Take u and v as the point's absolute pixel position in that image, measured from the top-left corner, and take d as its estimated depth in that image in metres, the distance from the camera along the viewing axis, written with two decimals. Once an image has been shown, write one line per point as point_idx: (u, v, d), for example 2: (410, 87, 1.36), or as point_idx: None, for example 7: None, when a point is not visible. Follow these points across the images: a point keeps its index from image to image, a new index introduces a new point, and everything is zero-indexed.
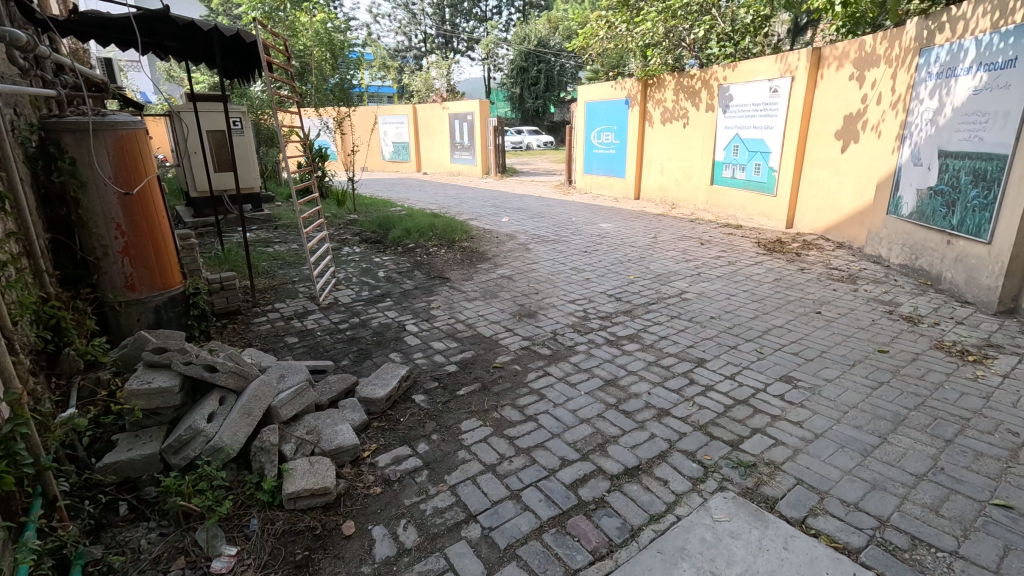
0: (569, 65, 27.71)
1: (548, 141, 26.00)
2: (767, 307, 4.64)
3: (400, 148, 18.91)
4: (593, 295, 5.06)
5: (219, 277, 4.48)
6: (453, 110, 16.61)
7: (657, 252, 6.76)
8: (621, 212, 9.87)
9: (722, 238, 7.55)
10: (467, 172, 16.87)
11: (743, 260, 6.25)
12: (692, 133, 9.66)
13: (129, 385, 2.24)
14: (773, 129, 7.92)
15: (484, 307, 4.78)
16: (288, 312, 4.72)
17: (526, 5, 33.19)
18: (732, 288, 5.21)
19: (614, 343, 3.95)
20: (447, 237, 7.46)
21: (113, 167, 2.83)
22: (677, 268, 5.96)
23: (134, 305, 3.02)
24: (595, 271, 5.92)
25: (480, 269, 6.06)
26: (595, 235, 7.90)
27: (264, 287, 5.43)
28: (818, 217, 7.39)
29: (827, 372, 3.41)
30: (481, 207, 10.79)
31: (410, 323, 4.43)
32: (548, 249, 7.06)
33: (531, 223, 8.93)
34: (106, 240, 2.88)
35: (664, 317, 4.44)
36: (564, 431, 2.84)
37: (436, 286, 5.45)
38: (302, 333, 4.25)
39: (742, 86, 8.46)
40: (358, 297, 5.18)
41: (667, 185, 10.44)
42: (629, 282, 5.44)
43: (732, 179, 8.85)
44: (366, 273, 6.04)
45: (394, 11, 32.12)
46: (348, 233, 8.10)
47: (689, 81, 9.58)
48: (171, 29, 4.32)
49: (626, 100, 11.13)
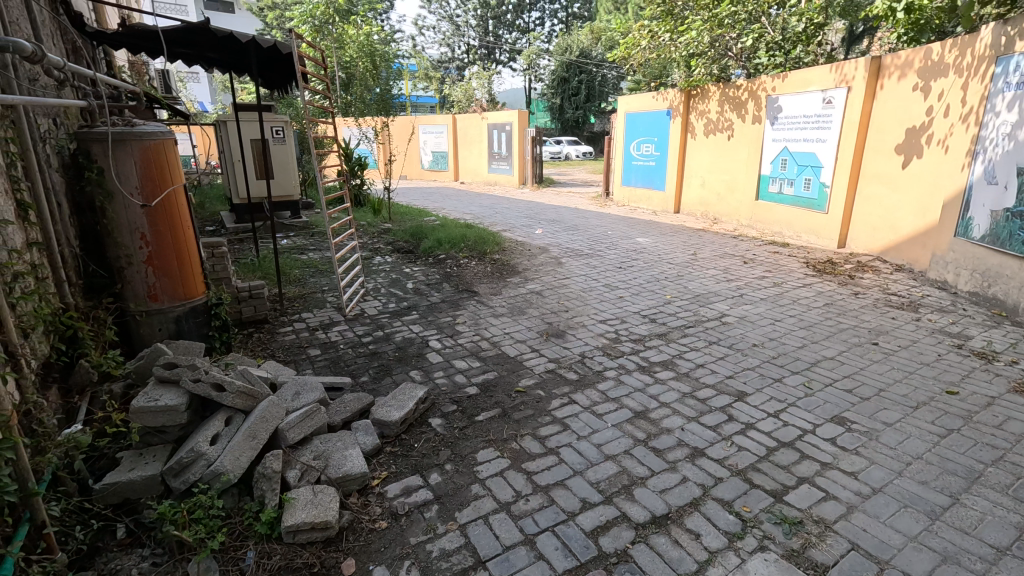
0: (610, 76, 27.46)
1: (587, 152, 25.77)
2: (816, 335, 4.28)
3: (439, 157, 19.09)
4: (625, 316, 4.81)
5: (248, 286, 4.50)
6: (492, 120, 16.64)
7: (697, 270, 6.44)
8: (660, 226, 9.54)
9: (767, 257, 7.14)
10: (503, 182, 16.83)
11: (789, 282, 5.86)
12: (737, 146, 9.26)
13: (135, 402, 2.19)
14: (826, 142, 7.46)
15: (510, 324, 4.61)
16: (314, 323, 4.70)
17: (569, 16, 33.18)
18: (778, 312, 4.86)
19: (647, 370, 3.70)
20: (478, 248, 7.36)
21: (139, 177, 2.82)
22: (717, 289, 5.64)
23: (155, 315, 3.01)
24: (629, 289, 5.67)
25: (509, 283, 5.91)
26: (630, 250, 7.63)
27: (294, 295, 5.45)
28: (874, 236, 6.88)
29: (886, 414, 3.06)
30: (515, 218, 10.68)
31: (433, 339, 4.30)
32: (582, 263, 6.85)
33: (565, 235, 8.75)
34: (130, 250, 2.88)
35: (701, 343, 4.15)
36: (587, 468, 2.62)
37: (463, 300, 5.33)
38: (325, 346, 4.19)
39: (793, 97, 8.03)
40: (385, 309, 5.12)
41: (709, 199, 10.05)
42: (664, 302, 5.17)
43: (779, 194, 8.40)
44: (395, 284, 6.00)
45: (439, 23, 32.76)
46: (381, 243, 8.12)
47: (735, 92, 9.19)
48: (211, 42, 4.42)
49: (668, 111, 10.81)
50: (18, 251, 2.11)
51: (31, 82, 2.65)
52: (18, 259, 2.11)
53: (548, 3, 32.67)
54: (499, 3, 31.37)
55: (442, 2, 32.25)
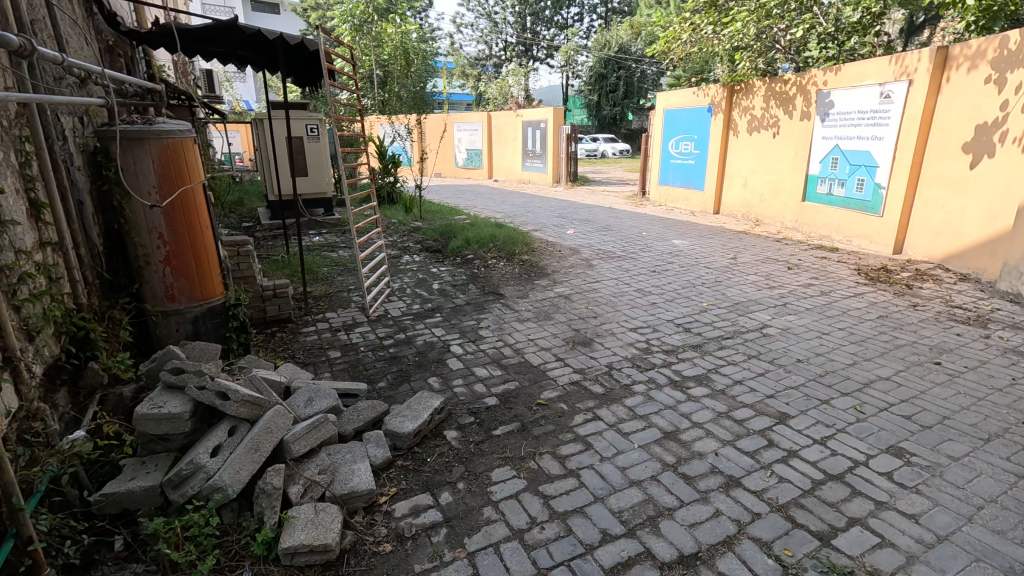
0: (650, 72, 26.80)
1: (624, 149, 25.22)
2: (868, 351, 3.92)
3: (473, 155, 19.03)
4: (658, 324, 4.55)
5: (273, 285, 4.49)
6: (526, 117, 16.45)
7: (736, 275, 6.09)
8: (697, 228, 9.15)
9: (814, 262, 6.69)
10: (537, 180, 16.63)
11: (838, 290, 5.45)
12: (783, 144, 8.77)
13: (139, 409, 2.13)
14: (883, 140, 6.93)
15: (535, 330, 4.43)
16: (337, 323, 4.65)
17: (609, 11, 32.60)
18: (825, 324, 4.50)
19: (678, 385, 3.45)
20: (507, 248, 7.20)
21: (156, 175, 2.79)
22: (758, 297, 5.29)
23: (172, 315, 2.98)
24: (663, 294, 5.39)
25: (537, 286, 5.73)
26: (665, 252, 7.31)
27: (320, 294, 5.43)
28: (936, 242, 6.37)
29: (951, 447, 2.73)
30: (547, 217, 10.47)
31: (455, 344, 4.17)
32: (613, 266, 6.59)
33: (597, 236, 8.49)
34: (148, 249, 2.85)
35: (739, 356, 3.86)
36: (610, 495, 2.42)
37: (488, 303, 5.19)
38: (346, 348, 4.12)
39: (846, 91, 7.51)
40: (409, 310, 5.03)
41: (751, 200, 9.58)
42: (700, 310, 4.87)
43: (828, 196, 7.90)
44: (421, 284, 5.92)
45: (477, 21, 32.76)
46: (411, 241, 8.08)
47: (782, 87, 8.71)
48: (241, 40, 4.41)
49: (709, 108, 10.36)
50: (27, 252, 2.08)
51: (51, 81, 2.62)
52: (25, 259, 2.05)
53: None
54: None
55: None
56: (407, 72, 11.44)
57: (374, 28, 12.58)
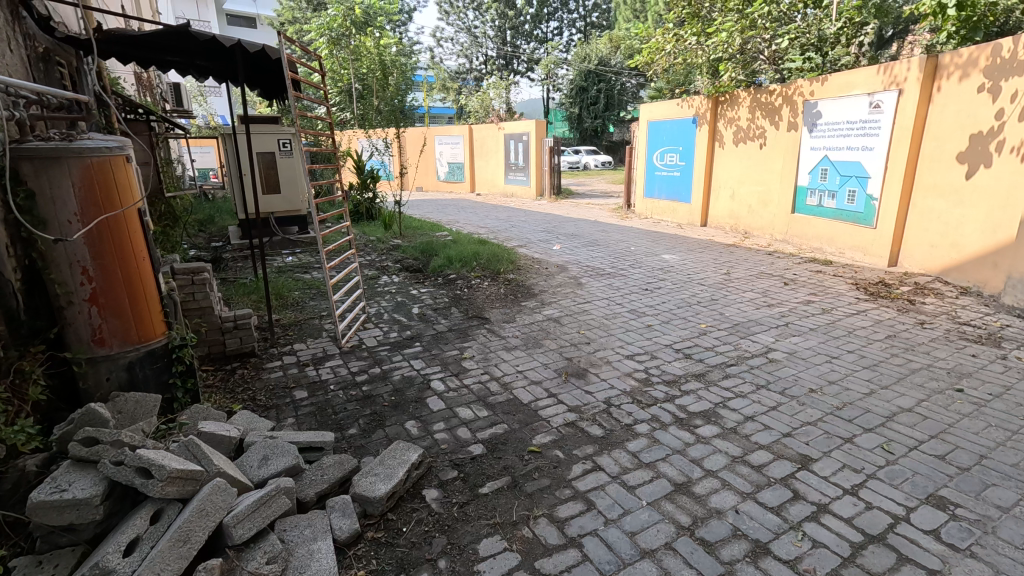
0: (630, 85, 26.99)
1: (606, 161, 25.19)
2: (883, 378, 3.63)
3: (455, 168, 18.68)
4: (656, 350, 4.21)
5: (233, 315, 4.07)
6: (509, 130, 16.22)
7: (732, 292, 5.82)
8: (686, 242, 8.92)
9: (809, 277, 6.46)
10: (520, 193, 16.37)
11: (840, 307, 5.19)
12: (770, 155, 8.63)
13: (35, 495, 1.69)
14: (874, 150, 6.78)
15: (524, 360, 4.06)
16: (305, 356, 4.23)
17: (587, 25, 32.87)
18: (832, 347, 4.21)
19: (685, 424, 3.10)
20: (491, 267, 6.85)
21: (77, 201, 2.37)
22: (757, 316, 5.01)
23: (102, 362, 2.54)
24: (657, 316, 5.07)
25: (524, 308, 5.38)
26: (656, 268, 7.04)
27: (289, 322, 4.99)
28: (932, 254, 6.21)
29: (998, 495, 2.42)
30: (531, 232, 10.17)
31: (437, 379, 3.77)
32: (604, 284, 6.27)
33: (584, 251, 8.19)
34: (70, 287, 2.42)
35: (748, 388, 3.53)
36: (620, 572, 2.05)
37: (472, 328, 4.81)
38: (314, 387, 3.70)
39: (834, 101, 7.37)
40: (386, 339, 4.62)
41: (739, 212, 9.42)
42: (700, 334, 4.55)
43: (819, 208, 7.74)
44: (400, 308, 5.52)
45: (457, 35, 32.71)
46: (389, 260, 7.68)
47: (768, 97, 8.56)
48: (197, 48, 4.02)
49: (693, 119, 10.21)
50: None
51: None
52: None
53: (566, 12, 32.38)
54: (517, 14, 31.18)
55: (460, 14, 32.18)
56: (386, 85, 11.12)
57: (352, 41, 12.29)
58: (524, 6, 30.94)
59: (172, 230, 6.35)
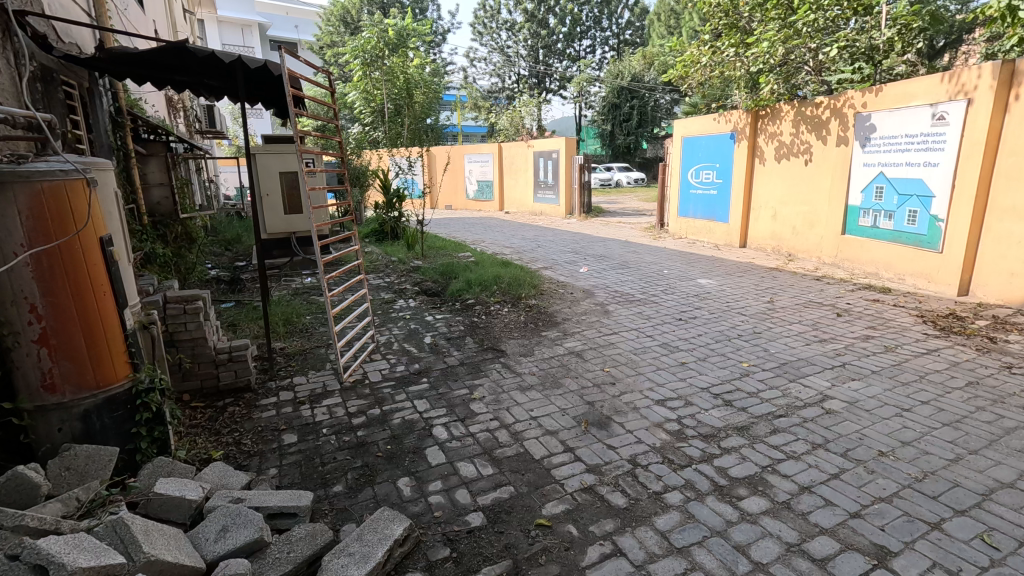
0: (663, 102, 26.51)
1: (639, 178, 24.68)
2: (970, 439, 3.01)
3: (484, 186, 18.48)
4: (691, 395, 3.69)
5: (229, 346, 3.80)
6: (538, 147, 15.95)
7: (777, 324, 5.23)
8: (724, 264, 8.30)
9: (866, 306, 5.79)
10: (549, 211, 16.02)
11: (905, 344, 4.54)
12: (817, 172, 7.99)
13: None
14: (938, 166, 6.13)
15: (539, 403, 3.61)
16: (304, 392, 3.92)
17: (621, 43, 32.67)
18: (901, 395, 3.60)
19: (725, 494, 2.59)
20: (512, 292, 6.46)
21: (26, 231, 2.13)
22: (808, 354, 4.41)
23: (54, 409, 2.28)
24: (692, 352, 4.54)
25: (544, 339, 4.94)
26: (691, 294, 6.49)
27: (293, 351, 4.71)
28: (1013, 284, 5.50)
29: None
30: (558, 252, 9.75)
31: (440, 425, 3.37)
32: (633, 312, 5.78)
33: (613, 274, 7.71)
34: (19, 327, 2.19)
35: (802, 448, 2.98)
36: None
37: (486, 362, 4.41)
38: (306, 430, 3.36)
39: (891, 114, 6.74)
40: (391, 373, 4.26)
41: (782, 232, 8.78)
42: (741, 375, 4.00)
43: (873, 229, 7.08)
44: (412, 337, 5.17)
45: (490, 56, 32.99)
46: (408, 283, 7.40)
47: (814, 110, 7.96)
48: (201, 65, 3.85)
49: (731, 134, 9.65)
50: None
51: None
52: None
53: (598, 30, 32.31)
54: (549, 33, 31.22)
55: (493, 35, 32.48)
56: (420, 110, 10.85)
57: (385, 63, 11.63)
58: (556, 25, 30.99)
59: (188, 251, 6.26)
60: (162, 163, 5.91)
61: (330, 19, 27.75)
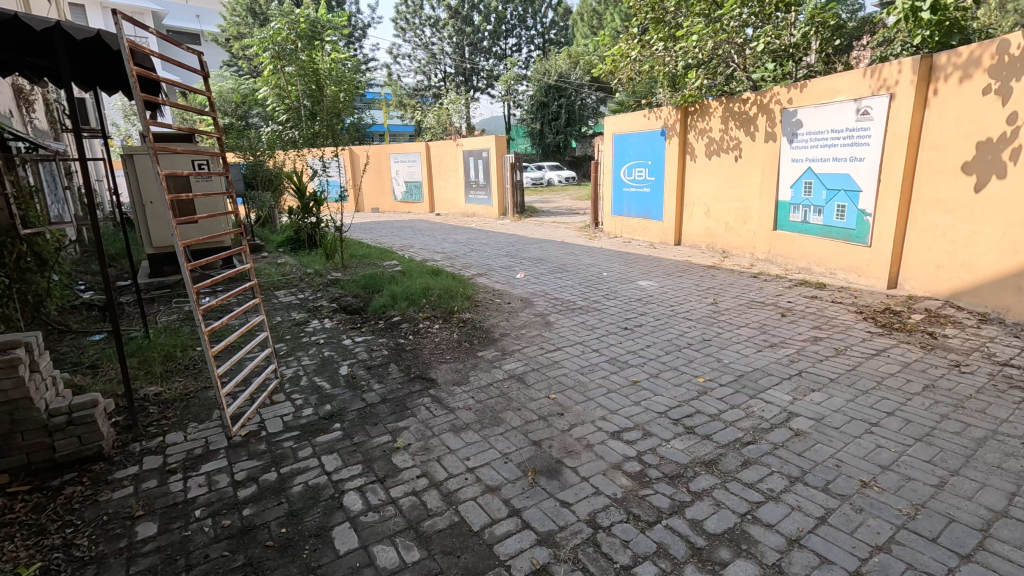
0: (590, 101, 26.66)
1: (570, 176, 24.73)
2: (947, 457, 2.76)
3: (412, 187, 17.59)
4: (648, 423, 3.25)
5: (68, 406, 2.92)
6: (467, 146, 15.34)
7: (725, 329, 4.96)
8: (662, 264, 8.11)
9: (806, 304, 5.71)
10: (481, 213, 15.46)
11: (854, 346, 4.38)
12: (746, 168, 7.97)
13: None
14: (864, 161, 6.17)
15: (477, 448, 3.02)
16: (177, 454, 3.08)
17: (546, 42, 32.73)
18: (866, 406, 3.34)
19: (706, 561, 2.13)
20: (443, 305, 5.81)
21: None
22: (763, 363, 4.12)
23: None
24: (643, 367, 4.12)
25: (481, 361, 4.35)
26: (633, 299, 6.16)
27: (172, 398, 3.81)
28: (938, 275, 5.59)
29: None
30: (492, 256, 9.20)
31: (354, 490, 2.69)
32: (575, 322, 5.34)
33: (551, 280, 7.27)
34: None
35: (779, 484, 2.60)
36: None
37: (413, 396, 3.75)
38: (172, 514, 2.56)
39: (816, 109, 6.74)
40: (295, 420, 3.49)
41: (716, 229, 8.75)
42: (700, 394, 3.62)
43: (804, 224, 7.10)
44: (325, 367, 4.40)
45: (414, 52, 31.90)
46: (325, 299, 6.55)
47: (741, 106, 7.93)
48: (12, 38, 2.94)
49: (662, 131, 9.53)
50: None
51: None
52: None
53: (523, 29, 32.20)
54: (474, 30, 30.58)
55: (416, 31, 31.42)
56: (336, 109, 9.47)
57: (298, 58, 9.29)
58: (481, 23, 30.44)
59: (38, 276, 5.08)
60: None
61: (236, 10, 25.65)
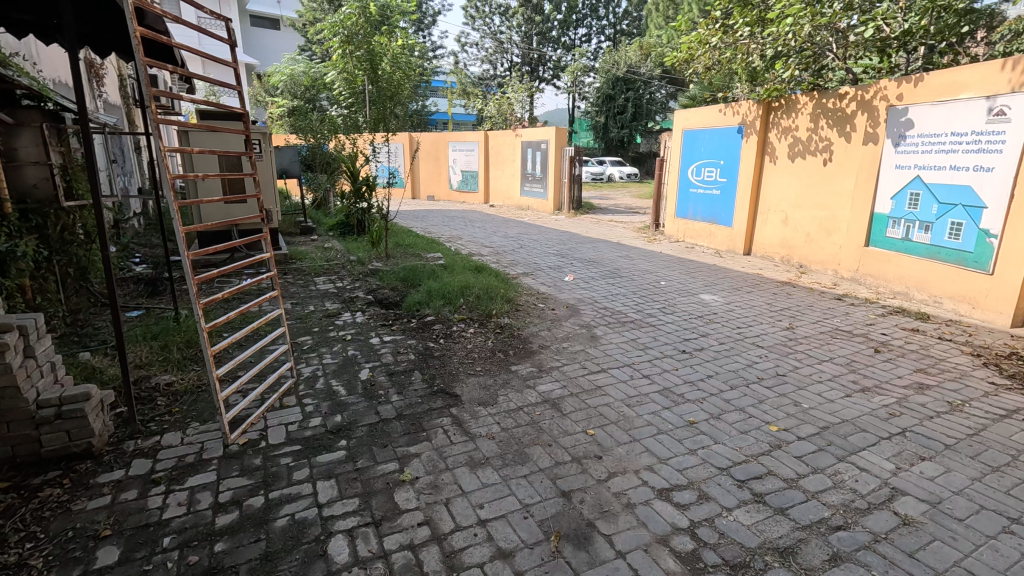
0: (659, 95, 25.44)
1: (632, 173, 23.70)
2: None
3: (468, 177, 17.29)
4: (706, 483, 2.64)
5: (58, 397, 2.69)
6: (526, 137, 14.80)
7: (804, 364, 4.19)
8: (729, 276, 7.28)
9: (905, 338, 4.81)
10: (536, 206, 14.92)
11: (974, 402, 3.52)
12: (837, 173, 6.98)
13: None
14: (993, 171, 5.15)
15: (494, 494, 2.53)
16: (166, 461, 2.79)
17: (618, 33, 31.51)
18: (999, 491, 2.58)
19: None
20: (480, 307, 5.35)
21: None
22: (854, 414, 3.37)
23: None
24: (702, 404, 3.48)
25: (513, 378, 3.85)
26: (694, 315, 5.45)
27: (181, 390, 3.57)
28: None
29: None
30: (542, 254, 8.67)
31: (342, 535, 2.27)
32: (625, 338, 4.72)
33: (602, 285, 6.66)
34: None
35: None
36: None
37: (432, 415, 3.31)
38: (138, 539, 2.24)
39: (934, 107, 5.70)
40: (299, 431, 3.13)
41: (794, 240, 7.79)
42: (773, 449, 2.94)
43: (905, 242, 6.09)
44: (345, 369, 4.04)
45: (482, 41, 31.59)
46: (361, 290, 6.27)
47: (837, 102, 6.92)
48: None
49: (738, 128, 8.59)
50: None
51: None
52: None
53: (594, 19, 31.12)
54: (544, 19, 29.84)
55: (485, 19, 31.07)
56: (394, 93, 9.08)
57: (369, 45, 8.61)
58: (552, 11, 29.67)
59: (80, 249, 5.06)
60: (38, 136, 4.63)
61: None
